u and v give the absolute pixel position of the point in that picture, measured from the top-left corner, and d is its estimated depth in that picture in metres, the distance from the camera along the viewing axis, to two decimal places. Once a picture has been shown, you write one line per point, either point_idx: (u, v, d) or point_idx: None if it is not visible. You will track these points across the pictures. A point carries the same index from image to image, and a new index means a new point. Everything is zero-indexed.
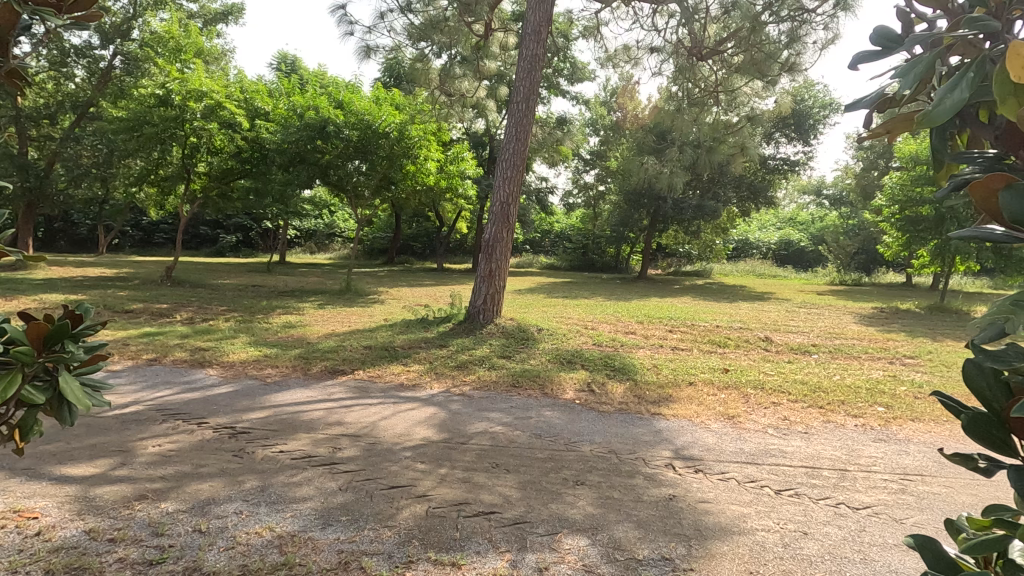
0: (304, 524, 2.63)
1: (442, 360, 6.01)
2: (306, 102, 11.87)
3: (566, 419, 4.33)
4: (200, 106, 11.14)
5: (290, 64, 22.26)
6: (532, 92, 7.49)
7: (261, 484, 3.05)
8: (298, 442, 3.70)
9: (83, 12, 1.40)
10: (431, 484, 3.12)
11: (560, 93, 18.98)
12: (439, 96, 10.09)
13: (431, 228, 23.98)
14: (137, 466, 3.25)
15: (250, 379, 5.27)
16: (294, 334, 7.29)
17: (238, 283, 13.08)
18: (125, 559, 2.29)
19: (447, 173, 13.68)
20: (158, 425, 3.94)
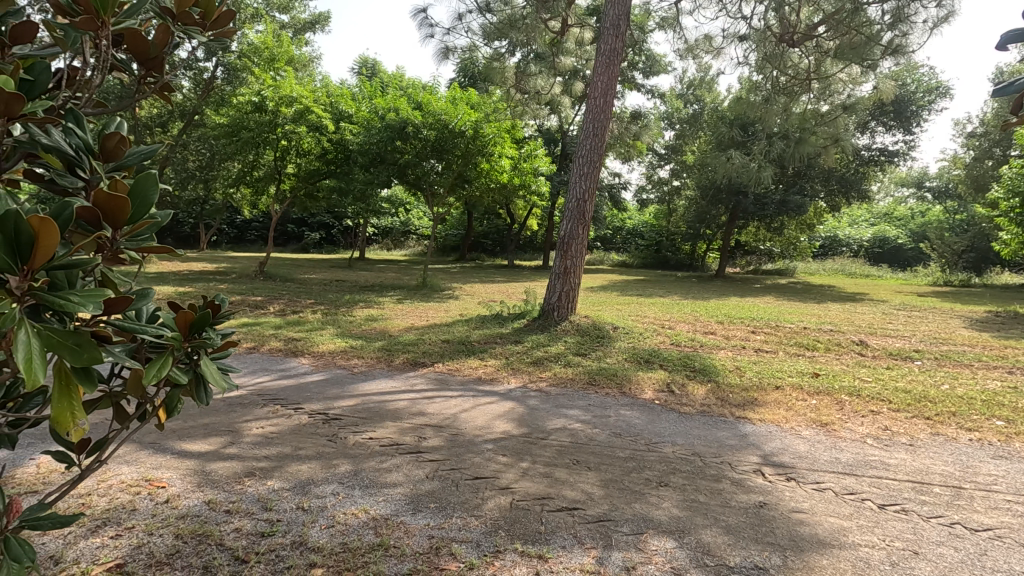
0: (395, 508, 2.76)
1: (518, 355, 6.08)
2: (386, 104, 12.33)
3: (646, 419, 4.26)
4: (291, 110, 11.91)
5: (370, 69, 23.28)
6: (610, 87, 7.37)
7: (354, 468, 3.23)
8: (385, 430, 3.88)
9: (223, 29, 1.55)
10: (513, 477, 3.17)
11: (635, 87, 18.61)
12: (515, 94, 10.23)
13: (503, 225, 24.25)
14: (245, 445, 3.53)
15: (339, 369, 5.58)
16: (377, 327, 7.63)
17: (323, 278, 13.82)
18: (240, 530, 2.50)
19: (521, 170, 13.75)
20: (260, 409, 4.26)
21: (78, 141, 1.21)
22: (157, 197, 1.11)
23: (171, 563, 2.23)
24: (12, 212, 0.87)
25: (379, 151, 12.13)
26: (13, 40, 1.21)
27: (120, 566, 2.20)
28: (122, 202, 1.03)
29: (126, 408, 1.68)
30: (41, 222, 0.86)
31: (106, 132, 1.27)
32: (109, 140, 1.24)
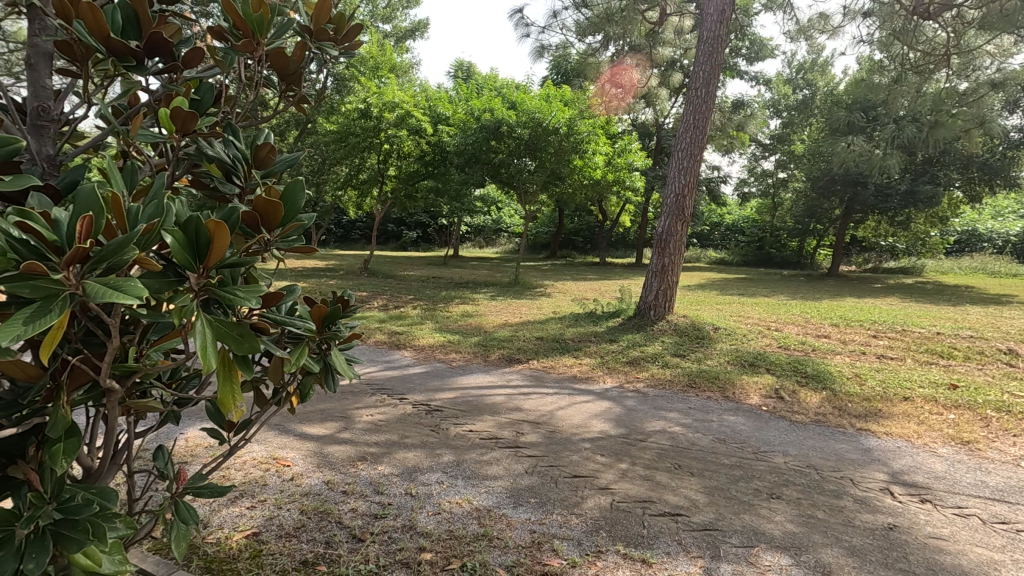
0: (497, 500, 2.83)
1: (613, 354, 5.98)
2: (482, 106, 12.61)
3: (753, 426, 4.03)
4: (393, 115, 12.57)
5: (466, 72, 23.96)
6: (713, 76, 7.03)
7: (456, 458, 3.35)
8: (485, 423, 3.98)
9: (352, 42, 1.65)
10: (613, 477, 3.13)
11: (737, 75, 17.61)
12: (610, 89, 10.02)
13: (594, 222, 23.94)
14: (357, 431, 3.78)
15: (438, 362, 5.81)
16: (472, 322, 7.86)
17: (421, 275, 14.43)
18: (356, 510, 2.68)
19: (616, 166, 13.50)
20: (369, 397, 4.54)
21: (236, 152, 1.34)
22: (304, 200, 1.21)
23: (298, 536, 2.43)
24: (192, 214, 0.98)
25: (474, 151, 12.38)
26: (183, 64, 1.37)
27: (256, 534, 2.44)
28: (278, 206, 1.12)
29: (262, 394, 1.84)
30: (216, 226, 0.96)
31: (257, 141, 1.39)
32: (262, 149, 1.37)
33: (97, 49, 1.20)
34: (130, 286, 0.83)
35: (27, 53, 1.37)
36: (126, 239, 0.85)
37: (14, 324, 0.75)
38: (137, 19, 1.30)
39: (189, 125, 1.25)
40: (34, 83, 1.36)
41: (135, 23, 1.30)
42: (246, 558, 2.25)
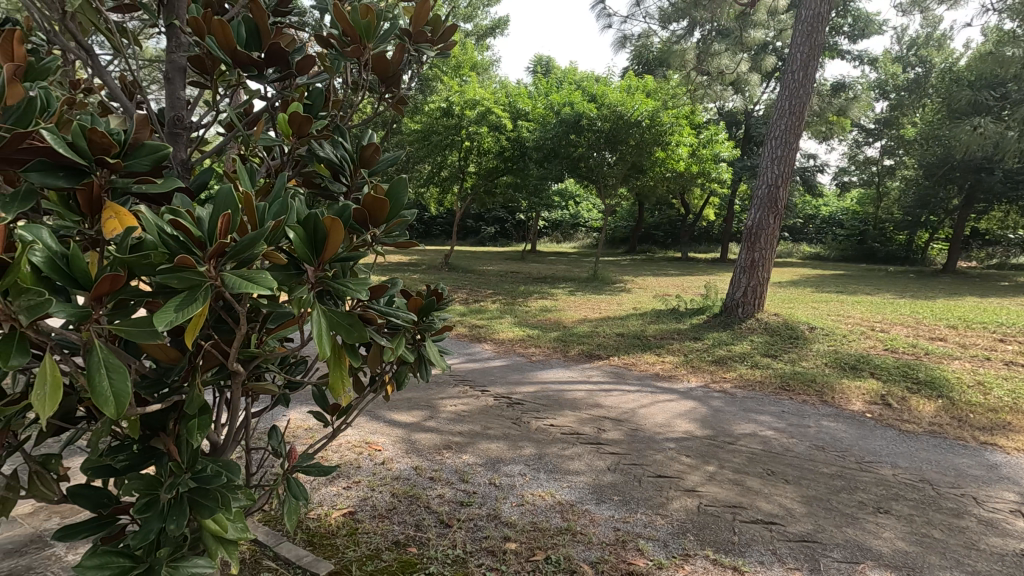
0: (579, 496, 2.82)
1: (698, 353, 5.77)
2: (561, 100, 12.54)
3: (856, 434, 3.74)
4: (474, 113, 12.83)
5: (544, 66, 23.93)
6: (813, 58, 6.56)
7: (538, 452, 3.37)
8: (565, 418, 3.98)
9: (447, 41, 1.69)
10: (700, 480, 3.02)
11: (839, 55, 16.29)
12: (696, 77, 9.58)
13: (676, 215, 23.14)
14: (442, 420, 3.91)
15: (518, 356, 5.87)
16: (551, 317, 7.86)
17: (499, 270, 14.63)
18: (443, 496, 2.77)
19: (701, 157, 12.95)
20: (452, 388, 4.68)
21: (344, 152, 1.42)
22: (407, 197, 1.27)
23: (389, 517, 2.56)
24: (311, 211, 1.05)
25: (553, 145, 12.32)
26: (297, 71, 1.46)
27: (352, 513, 2.59)
28: (385, 204, 1.18)
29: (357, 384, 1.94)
30: (332, 223, 1.02)
31: (362, 141, 1.47)
32: (367, 149, 1.43)
33: (224, 60, 1.32)
34: (262, 277, 0.91)
35: (165, 67, 1.53)
36: (256, 235, 0.92)
37: (166, 310, 0.84)
38: (257, 31, 1.41)
39: (304, 129, 1.34)
40: (171, 94, 1.52)
41: (256, 35, 1.41)
42: (343, 535, 2.40)
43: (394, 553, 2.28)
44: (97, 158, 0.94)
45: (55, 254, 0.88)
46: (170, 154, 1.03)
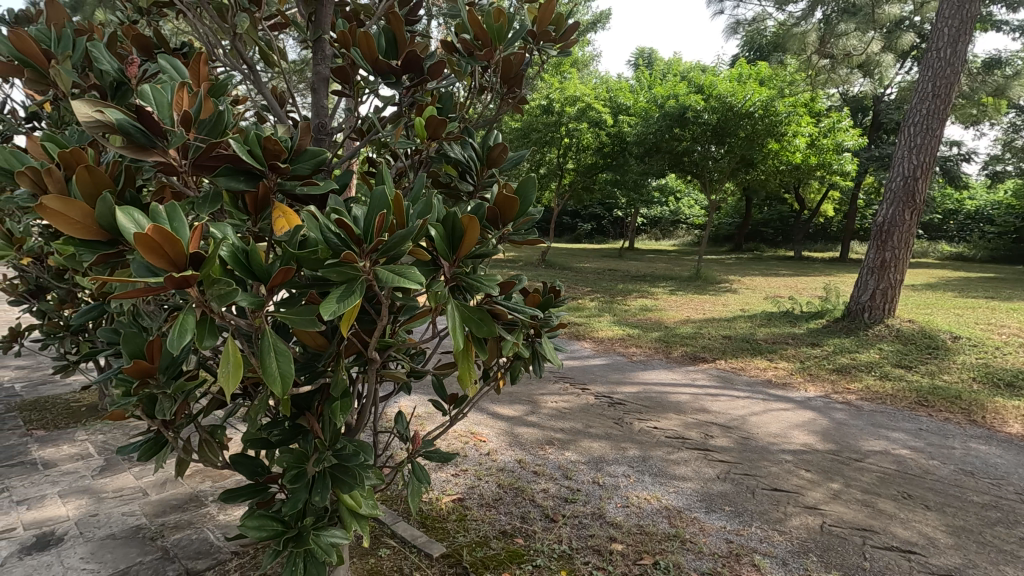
0: (688, 502, 2.72)
1: (816, 360, 5.34)
2: (666, 93, 12.12)
3: (1014, 461, 3.27)
4: (574, 109, 12.77)
5: (647, 59, 23.27)
6: (962, 33, 5.81)
7: (642, 454, 3.30)
8: (670, 422, 3.86)
9: (566, 39, 1.70)
10: (822, 497, 2.81)
11: (994, 26, 14.26)
12: (817, 60, 8.84)
13: (789, 211, 21.52)
14: (543, 415, 3.95)
15: (619, 355, 5.78)
16: (652, 317, 7.65)
17: (597, 267, 14.47)
18: (547, 491, 2.80)
19: (821, 148, 11.92)
20: (553, 384, 4.70)
21: (473, 153, 1.47)
22: (535, 195, 1.29)
23: (496, 507, 2.63)
24: (451, 210, 1.10)
25: (656, 140, 11.93)
26: (430, 77, 1.55)
27: (461, 500, 2.69)
28: (515, 202, 1.21)
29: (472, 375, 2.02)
30: (469, 221, 1.06)
31: (489, 142, 1.51)
32: (495, 148, 1.47)
33: (367, 69, 1.43)
34: (410, 273, 0.97)
35: (312, 79, 1.67)
36: (405, 234, 0.98)
37: (330, 302, 0.92)
38: (396, 42, 1.51)
39: (439, 131, 1.41)
40: (317, 103, 1.67)
41: (394, 45, 1.51)
42: (453, 520, 2.50)
43: (502, 543, 2.33)
44: (272, 164, 1.05)
45: (238, 249, 0.99)
46: (328, 158, 1.13)
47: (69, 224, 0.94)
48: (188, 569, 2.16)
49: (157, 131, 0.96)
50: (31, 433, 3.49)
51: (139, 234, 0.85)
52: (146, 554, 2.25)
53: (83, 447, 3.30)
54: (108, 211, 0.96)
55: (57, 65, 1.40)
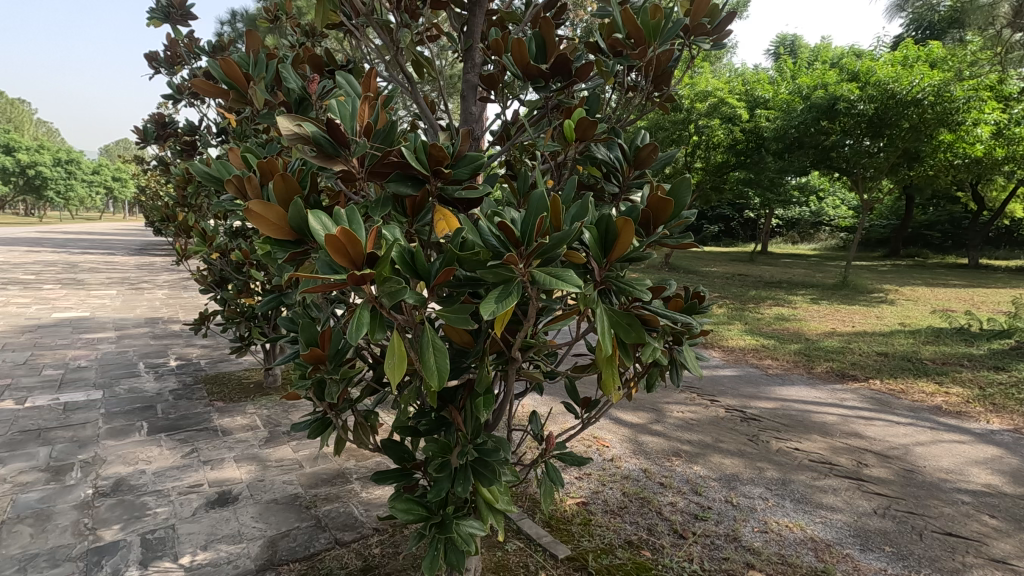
0: (838, 536, 2.45)
1: (1001, 387, 4.53)
2: (812, 83, 11.05)
3: None
4: (705, 105, 12.18)
5: (789, 47, 21.45)
6: None
7: (782, 476, 3.03)
8: (814, 444, 3.50)
9: (720, 34, 1.63)
10: (1014, 550, 2.37)
11: None
12: (1008, 35, 7.49)
13: (962, 211, 18.57)
14: (669, 425, 3.79)
15: (752, 367, 5.38)
16: (790, 328, 7.03)
17: (725, 272, 13.62)
18: (675, 505, 2.68)
19: (1010, 137, 10.12)
20: (679, 393, 4.49)
21: (621, 153, 1.43)
22: (690, 197, 1.23)
23: (622, 516, 2.56)
24: (605, 212, 1.08)
25: (797, 134, 10.89)
26: (577, 79, 1.54)
27: (585, 504, 2.67)
28: (670, 203, 1.16)
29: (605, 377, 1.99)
30: (624, 223, 1.03)
31: (638, 142, 1.46)
32: (644, 149, 1.40)
33: (518, 75, 1.46)
34: (567, 275, 0.96)
35: (462, 86, 1.75)
36: (562, 237, 0.98)
37: (489, 302, 0.94)
38: (545, 46, 1.53)
39: (589, 133, 1.39)
40: (466, 110, 1.74)
41: (544, 49, 1.53)
42: (578, 523, 2.48)
43: (628, 553, 2.27)
44: (437, 169, 1.10)
45: (405, 250, 1.06)
46: (485, 162, 1.16)
47: (269, 225, 1.08)
48: (337, 538, 2.39)
49: (341, 142, 1.06)
50: (212, 404, 4.07)
51: (329, 235, 0.94)
52: (303, 521, 2.52)
53: (252, 419, 3.77)
54: (299, 214, 1.08)
55: (255, 85, 1.60)
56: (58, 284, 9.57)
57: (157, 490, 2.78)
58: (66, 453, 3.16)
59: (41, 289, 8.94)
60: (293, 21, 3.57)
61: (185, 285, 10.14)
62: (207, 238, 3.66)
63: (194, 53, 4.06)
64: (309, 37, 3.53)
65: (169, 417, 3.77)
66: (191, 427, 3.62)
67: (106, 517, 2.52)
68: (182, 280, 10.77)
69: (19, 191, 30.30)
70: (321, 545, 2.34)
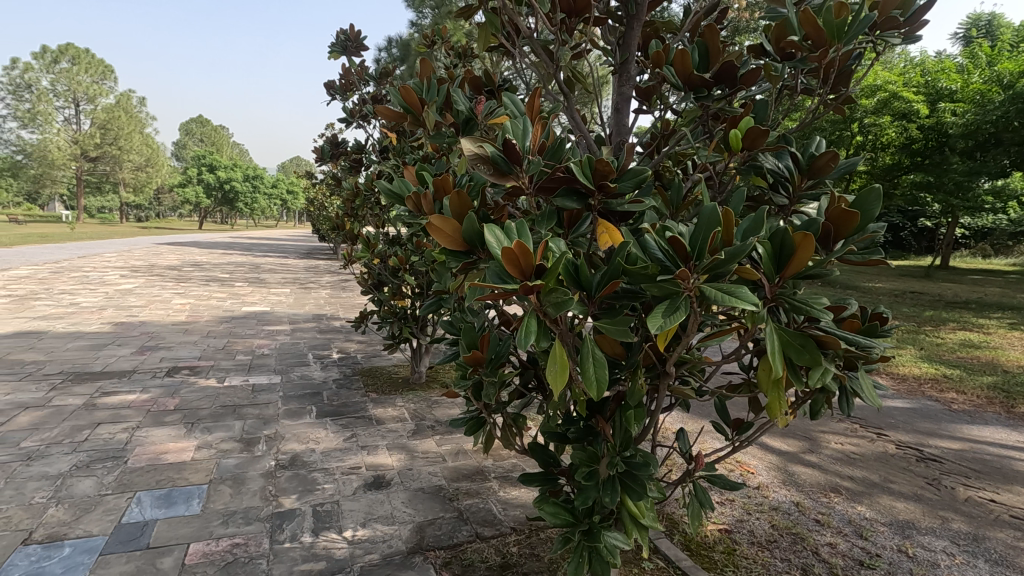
0: None
1: None
2: (1017, 68, 9.29)
3: None
4: (872, 102, 10.91)
5: (984, 27, 18.30)
6: None
7: (973, 531, 2.59)
8: (1016, 497, 2.94)
9: (911, 27, 1.48)
10: None
11: None
12: None
13: None
14: (826, 457, 3.43)
15: (930, 400, 4.67)
16: (981, 357, 5.97)
17: (894, 288, 11.99)
18: (835, 547, 2.41)
19: None
20: (837, 423, 4.04)
21: (793, 164, 1.34)
22: (879, 208, 1.11)
23: (771, 550, 2.37)
24: (780, 225, 1.03)
25: (994, 130, 9.24)
26: (743, 85, 1.49)
27: (729, 532, 2.51)
28: (855, 216, 1.07)
29: (760, 400, 1.86)
30: (803, 238, 0.97)
31: (814, 151, 1.36)
32: (822, 157, 1.29)
33: (679, 86, 1.44)
34: (740, 292, 0.93)
35: (617, 99, 1.78)
36: (735, 252, 0.95)
37: (657, 315, 0.94)
38: (709, 53, 1.50)
39: (758, 142, 1.33)
40: (619, 122, 1.78)
41: (707, 57, 1.50)
42: (720, 551, 2.35)
43: None
44: (602, 184, 1.13)
45: (570, 263, 1.10)
46: (649, 176, 1.16)
47: (445, 237, 1.18)
48: (478, 533, 2.51)
49: (514, 159, 1.14)
50: (368, 394, 4.50)
51: (505, 248, 1.01)
52: (446, 511, 2.68)
53: (401, 412, 4.11)
54: (472, 227, 1.17)
55: (428, 108, 1.76)
56: (247, 282, 11.24)
57: (325, 468, 3.14)
58: (255, 427, 3.70)
59: (234, 286, 10.57)
60: (448, 45, 3.87)
61: (344, 286, 11.33)
62: (370, 244, 4.10)
63: (363, 79, 4.57)
64: (462, 59, 3.80)
65: (333, 404, 4.24)
66: (350, 414, 4.04)
67: (286, 487, 2.90)
68: (341, 281, 12.07)
69: (218, 204, 36.09)
70: (463, 536, 2.48)
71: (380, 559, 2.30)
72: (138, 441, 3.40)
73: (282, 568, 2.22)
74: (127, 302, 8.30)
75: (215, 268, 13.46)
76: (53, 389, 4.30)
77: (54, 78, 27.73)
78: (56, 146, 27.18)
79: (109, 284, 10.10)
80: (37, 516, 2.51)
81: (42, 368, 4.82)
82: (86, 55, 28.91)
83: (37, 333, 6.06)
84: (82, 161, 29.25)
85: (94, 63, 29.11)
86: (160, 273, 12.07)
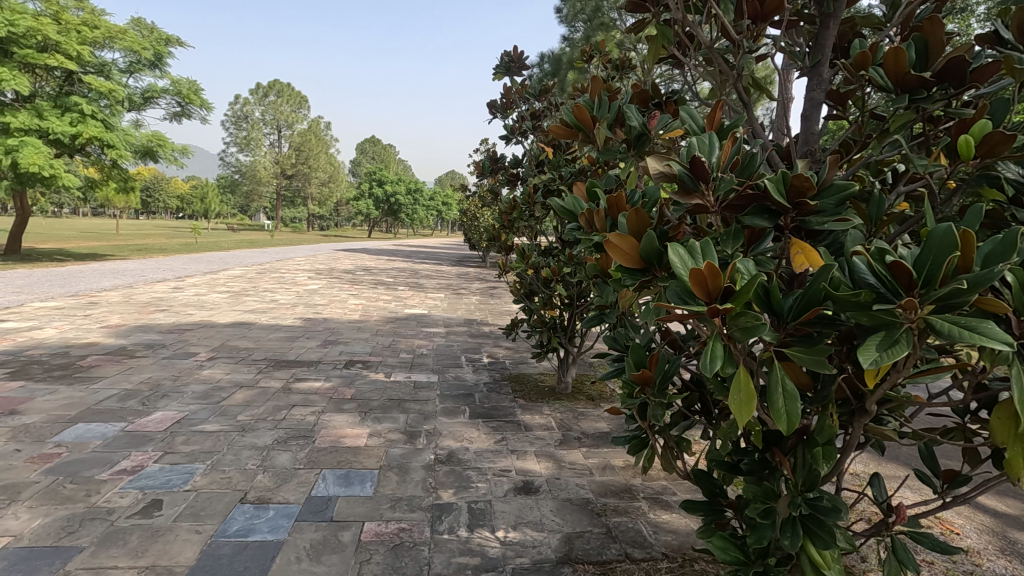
0: None
1: None
2: None
3: None
4: None
5: None
6: None
7: None
8: None
9: None
10: None
11: None
12: None
13: None
14: None
15: None
16: None
17: None
18: None
19: None
20: None
21: None
22: None
23: None
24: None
25: None
26: (975, 82, 1.28)
27: None
28: None
29: (980, 451, 1.57)
30: None
31: None
32: None
33: (891, 87, 1.30)
34: (987, 328, 0.79)
35: (806, 104, 1.66)
36: (978, 280, 0.82)
37: (872, 349, 0.85)
38: (929, 50, 1.33)
39: (997, 148, 1.13)
40: (808, 129, 1.64)
41: (926, 54, 1.34)
42: None
43: None
44: (800, 201, 1.05)
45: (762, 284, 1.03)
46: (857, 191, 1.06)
47: (622, 254, 1.18)
48: (628, 553, 2.45)
49: (701, 176, 1.12)
50: (517, 400, 4.66)
51: (694, 269, 0.98)
52: (594, 526, 2.67)
53: (548, 420, 4.18)
54: (651, 245, 1.15)
55: (599, 125, 1.78)
56: (408, 287, 12.29)
57: (478, 467, 3.31)
58: (417, 422, 4.03)
59: (397, 290, 11.62)
60: (605, 58, 3.87)
61: (493, 293, 11.84)
62: (525, 255, 4.28)
63: (522, 96, 4.76)
64: (620, 70, 3.78)
65: (485, 406, 4.46)
66: (501, 417, 4.21)
67: (444, 480, 3.11)
68: (490, 288, 12.63)
69: (385, 215, 40.00)
70: (612, 554, 2.44)
71: (531, 564, 2.36)
72: (323, 424, 3.89)
73: (441, 558, 2.38)
74: (313, 301, 9.57)
75: (382, 272, 14.92)
76: (259, 372, 5.11)
77: (264, 109, 33.00)
78: (263, 166, 32.52)
79: (300, 284, 11.75)
80: (250, 480, 2.99)
81: (252, 354, 5.75)
82: (289, 88, 33.83)
83: (248, 324, 7.26)
84: (281, 178, 34.52)
85: (294, 95, 34.10)
86: (338, 275, 13.71)
